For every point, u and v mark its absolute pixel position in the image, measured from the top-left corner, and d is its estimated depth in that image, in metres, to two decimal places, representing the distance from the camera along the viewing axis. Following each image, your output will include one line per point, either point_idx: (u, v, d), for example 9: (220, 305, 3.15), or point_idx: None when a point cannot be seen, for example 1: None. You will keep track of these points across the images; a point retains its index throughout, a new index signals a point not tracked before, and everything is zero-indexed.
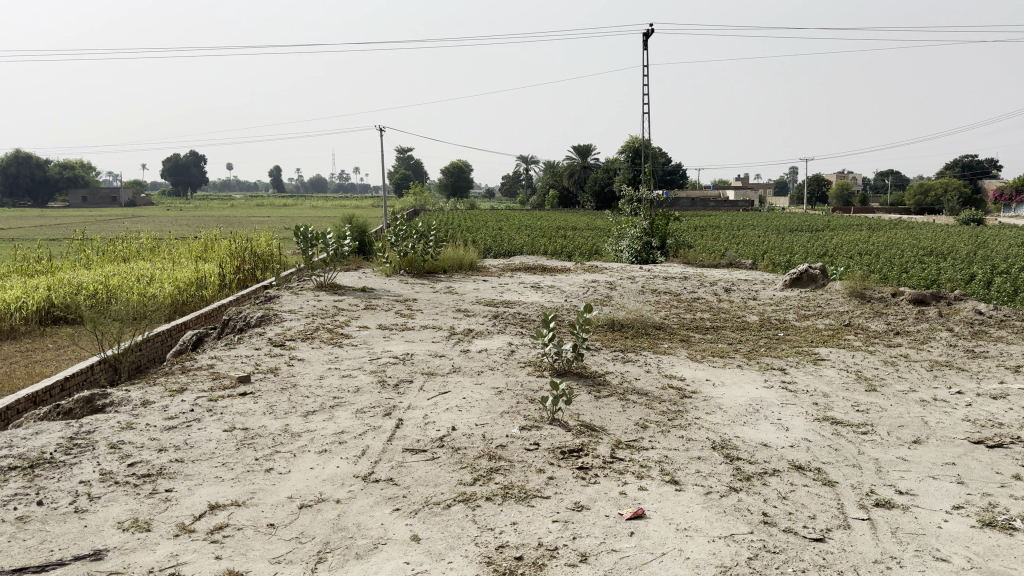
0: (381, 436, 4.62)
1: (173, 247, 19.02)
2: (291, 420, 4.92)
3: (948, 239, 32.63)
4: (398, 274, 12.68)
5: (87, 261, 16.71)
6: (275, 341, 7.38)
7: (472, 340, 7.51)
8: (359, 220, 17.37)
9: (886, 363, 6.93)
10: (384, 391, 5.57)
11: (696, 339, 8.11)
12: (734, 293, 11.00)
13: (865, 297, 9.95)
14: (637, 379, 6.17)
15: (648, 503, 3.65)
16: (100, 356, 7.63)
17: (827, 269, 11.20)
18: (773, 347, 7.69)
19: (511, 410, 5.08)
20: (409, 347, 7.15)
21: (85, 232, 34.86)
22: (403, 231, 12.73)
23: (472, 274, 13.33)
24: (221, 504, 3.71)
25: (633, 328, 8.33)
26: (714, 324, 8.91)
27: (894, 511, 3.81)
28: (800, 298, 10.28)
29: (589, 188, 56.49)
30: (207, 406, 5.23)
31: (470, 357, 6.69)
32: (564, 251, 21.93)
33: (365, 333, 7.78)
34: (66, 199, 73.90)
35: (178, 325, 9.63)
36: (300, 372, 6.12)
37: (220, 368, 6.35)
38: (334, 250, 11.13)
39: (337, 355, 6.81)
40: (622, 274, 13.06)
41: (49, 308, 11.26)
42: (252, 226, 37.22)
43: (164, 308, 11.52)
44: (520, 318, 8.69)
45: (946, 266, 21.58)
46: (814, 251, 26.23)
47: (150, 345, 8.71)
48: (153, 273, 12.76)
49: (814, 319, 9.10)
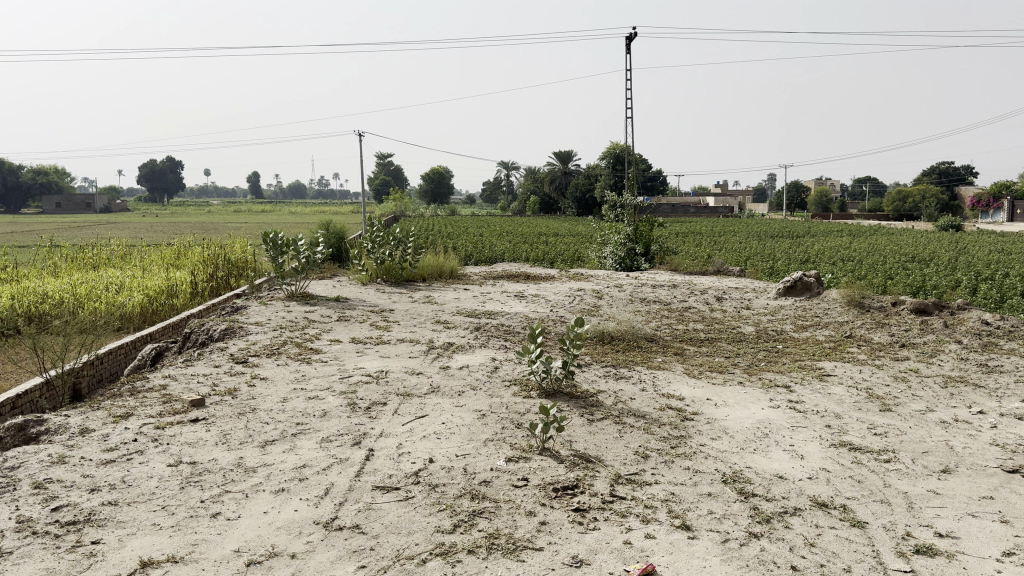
0: (348, 472, 4.06)
1: (145, 254, 18.29)
2: (247, 453, 4.35)
3: (927, 245, 32.61)
4: (374, 283, 12.10)
5: (54, 269, 15.96)
6: (237, 358, 6.79)
7: (453, 355, 6.96)
8: (336, 226, 16.74)
9: (897, 380, 6.45)
10: (354, 416, 5.01)
11: (690, 352, 7.61)
12: (727, 302, 10.52)
13: (864, 306, 9.49)
14: (633, 399, 5.64)
15: (656, 555, 3.13)
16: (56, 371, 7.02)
17: (822, 277, 10.75)
18: (774, 361, 7.20)
19: (495, 438, 4.53)
20: (383, 364, 6.58)
21: (55, 240, 33.71)
22: (380, 237, 12.14)
23: (453, 282, 12.75)
24: (154, 561, 3.14)
25: (624, 341, 7.82)
26: (708, 335, 8.41)
27: (938, 559, 3.31)
28: (796, 308, 9.81)
29: (571, 194, 56.25)
30: (153, 435, 4.64)
31: (450, 375, 6.14)
32: (546, 257, 21.43)
33: (335, 348, 7.19)
34: (40, 205, 72.49)
35: (143, 336, 9.01)
36: (262, 395, 5.53)
37: (173, 389, 5.74)
38: (307, 258, 10.50)
39: (304, 373, 6.23)
40: (608, 283, 12.52)
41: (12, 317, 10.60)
42: (228, 232, 36.38)
43: (132, 318, 10.86)
44: (503, 331, 8.14)
45: (928, 272, 21.37)
46: (797, 258, 25.94)
47: (111, 358, 8.08)
48: (122, 281, 12.10)
49: (813, 330, 8.63)
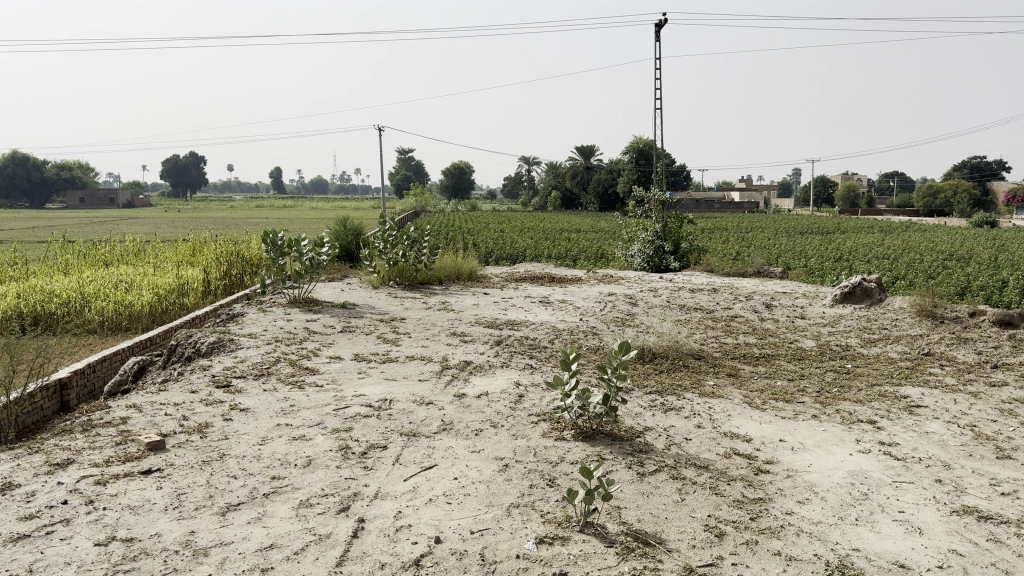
0: (327, 558, 3.06)
1: (158, 250, 17.49)
2: (203, 525, 3.36)
3: (964, 242, 31.15)
4: (387, 286, 11.13)
5: (66, 267, 15.11)
6: (218, 381, 5.81)
7: (470, 377, 5.95)
8: (352, 223, 15.81)
9: (1005, 413, 5.36)
10: (345, 466, 4.02)
11: (746, 373, 6.55)
12: (777, 310, 9.43)
13: (937, 316, 8.37)
14: (690, 442, 4.60)
15: None
16: (42, 381, 6.13)
17: (883, 283, 9.63)
18: (849, 387, 6.13)
19: (522, 504, 3.52)
20: (387, 389, 5.58)
21: (69, 236, 33.15)
22: (392, 236, 11.15)
23: (472, 285, 11.74)
24: None
25: (668, 359, 6.77)
26: (763, 352, 7.32)
27: None
28: (857, 318, 8.69)
29: (592, 189, 55.24)
30: (90, 494, 3.66)
31: (467, 405, 5.13)
32: (570, 256, 20.37)
33: (334, 368, 6.20)
34: (65, 200, 72.42)
35: (141, 342, 8.09)
36: (236, 434, 4.55)
37: (134, 425, 4.77)
38: (311, 260, 9.58)
39: (293, 402, 5.25)
40: (641, 286, 11.45)
41: (15, 316, 9.74)
42: (248, 228, 35.72)
43: (140, 318, 9.94)
44: (529, 346, 7.11)
45: (973, 271, 20.10)
46: (831, 255, 24.68)
47: (105, 366, 7.17)
48: (131, 278, 11.20)
49: (883, 346, 7.52)
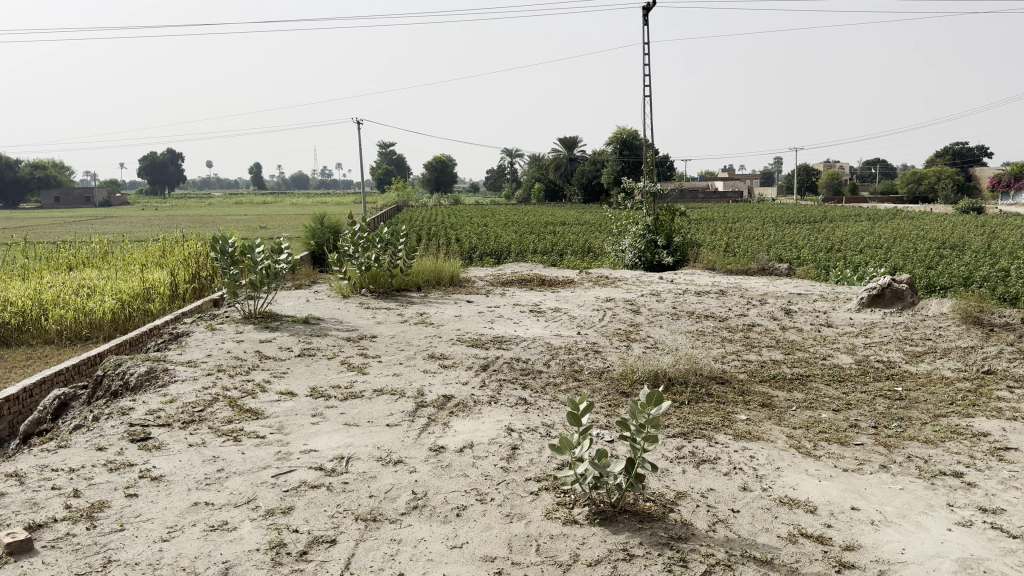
0: None
1: (125, 251, 16.21)
2: None
3: (954, 230, 30.31)
4: (359, 294, 9.95)
5: (24, 271, 13.78)
6: (135, 433, 4.62)
7: (450, 419, 4.81)
8: (328, 222, 14.61)
9: None
10: None
11: (784, 402, 5.46)
12: (797, 316, 8.35)
13: (985, 324, 7.32)
14: (739, 517, 3.50)
15: None
16: None
17: (914, 283, 8.59)
18: (912, 421, 5.05)
19: None
20: (345, 441, 4.43)
21: (31, 237, 31.57)
22: (363, 239, 9.96)
23: (452, 291, 10.57)
24: None
25: (686, 386, 5.67)
26: (795, 373, 6.23)
27: None
28: (892, 326, 7.63)
29: (576, 181, 54.06)
30: None
31: (446, 465, 3.99)
32: (557, 251, 19.21)
33: (283, 410, 5.04)
34: (38, 201, 70.46)
35: (88, 360, 6.90)
36: (136, 522, 3.39)
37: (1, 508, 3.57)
38: (268, 269, 8.38)
39: (223, 464, 4.08)
40: (640, 290, 10.33)
41: None
42: (224, 227, 34.26)
43: (100, 327, 8.66)
44: (521, 371, 5.99)
45: (975, 260, 19.15)
46: (827, 246, 23.69)
47: (33, 394, 5.97)
48: (91, 282, 9.95)
49: (933, 363, 6.45)
